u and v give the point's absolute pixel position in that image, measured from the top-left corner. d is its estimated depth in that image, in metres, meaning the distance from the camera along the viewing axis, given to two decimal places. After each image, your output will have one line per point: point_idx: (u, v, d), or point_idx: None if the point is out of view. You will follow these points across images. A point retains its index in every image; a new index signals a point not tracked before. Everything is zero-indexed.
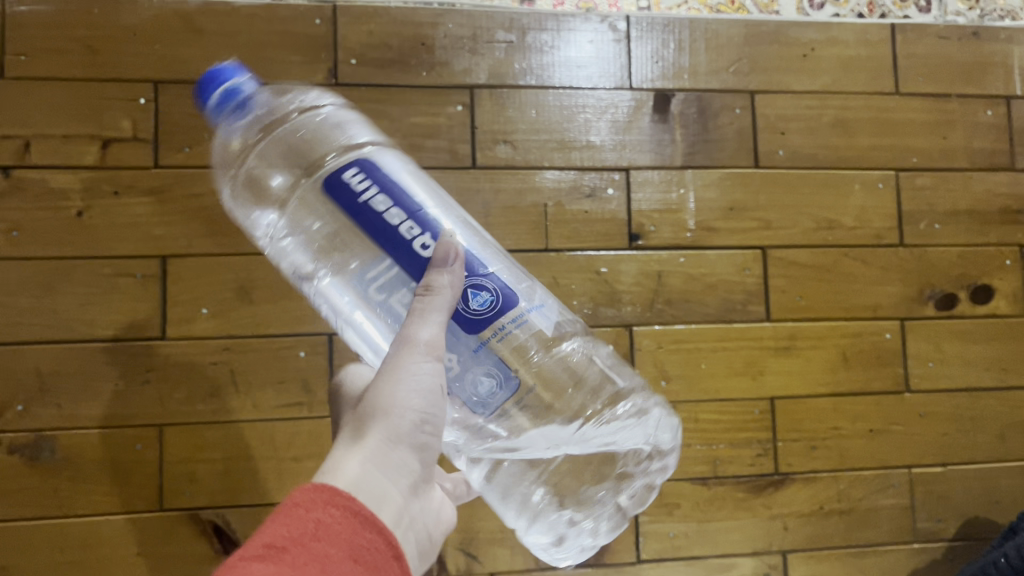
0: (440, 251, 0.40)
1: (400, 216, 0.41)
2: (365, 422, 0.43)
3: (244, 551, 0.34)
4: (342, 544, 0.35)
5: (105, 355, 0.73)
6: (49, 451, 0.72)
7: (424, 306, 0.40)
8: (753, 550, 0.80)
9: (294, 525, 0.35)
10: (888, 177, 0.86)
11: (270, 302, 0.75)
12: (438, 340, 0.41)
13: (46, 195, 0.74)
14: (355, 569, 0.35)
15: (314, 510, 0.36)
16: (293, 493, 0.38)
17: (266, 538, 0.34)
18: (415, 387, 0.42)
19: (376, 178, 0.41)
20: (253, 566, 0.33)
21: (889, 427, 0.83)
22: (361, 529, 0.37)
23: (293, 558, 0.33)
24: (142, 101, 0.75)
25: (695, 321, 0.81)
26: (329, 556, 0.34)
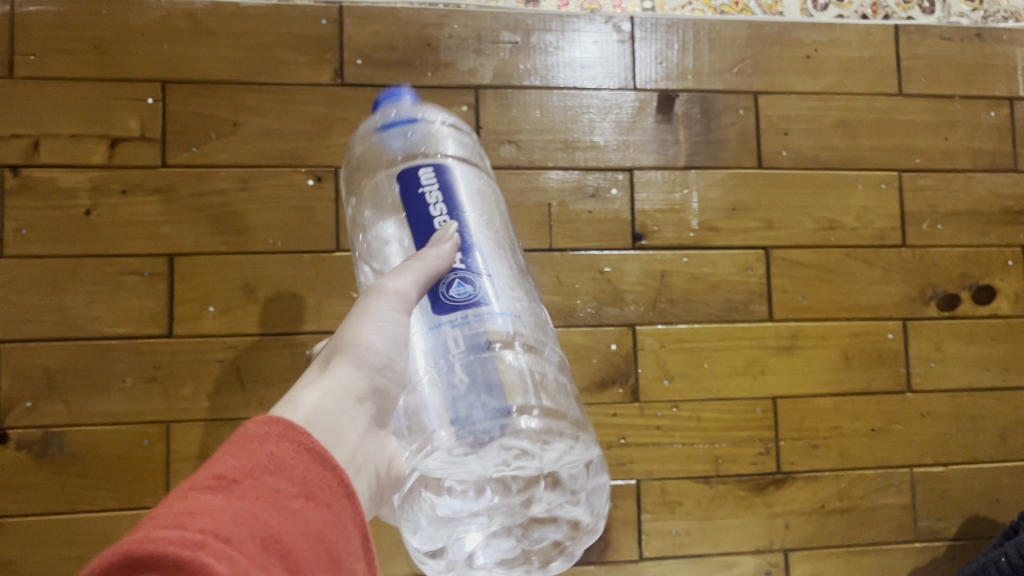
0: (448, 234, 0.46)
1: (442, 212, 0.47)
2: (331, 358, 0.45)
3: (193, 482, 0.32)
4: (294, 479, 0.34)
5: (113, 352, 0.74)
6: (57, 447, 0.73)
7: (409, 263, 0.45)
8: (754, 549, 0.81)
9: (246, 458, 0.33)
10: (890, 177, 0.86)
11: (276, 300, 0.76)
12: (410, 294, 0.46)
13: (54, 193, 0.75)
14: (308, 507, 0.33)
15: (267, 443, 0.35)
16: (245, 425, 0.36)
17: (216, 470, 0.33)
18: (380, 329, 0.46)
19: (440, 177, 0.48)
20: (204, 496, 0.31)
21: (891, 426, 0.84)
22: (315, 465, 0.35)
23: (244, 491, 0.32)
24: (150, 101, 0.76)
25: (698, 320, 0.81)
26: (282, 492, 0.33)
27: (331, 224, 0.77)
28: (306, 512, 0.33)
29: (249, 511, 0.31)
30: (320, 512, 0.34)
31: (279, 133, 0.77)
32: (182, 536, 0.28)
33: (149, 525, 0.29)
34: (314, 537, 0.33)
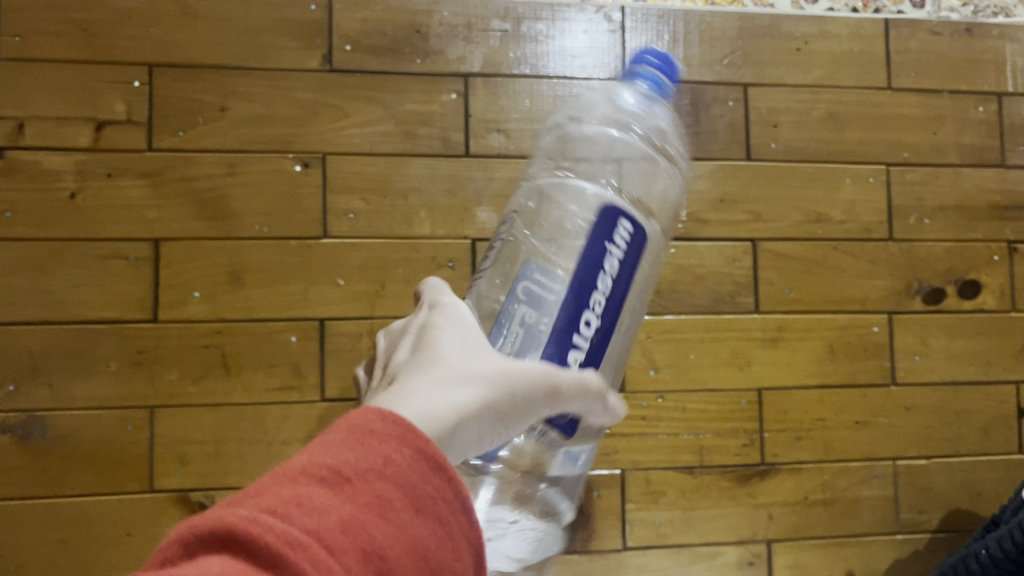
0: (596, 381, 0.44)
1: (603, 288, 0.49)
2: (473, 368, 0.41)
3: (304, 469, 0.30)
4: (406, 485, 0.31)
5: (97, 336, 0.74)
6: (40, 431, 0.73)
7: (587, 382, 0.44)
8: (737, 539, 0.81)
9: (360, 455, 0.31)
10: (878, 171, 0.86)
11: (262, 286, 0.76)
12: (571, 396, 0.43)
13: (40, 176, 0.74)
14: (410, 519, 0.31)
15: (386, 443, 0.32)
16: (365, 413, 0.33)
17: (328, 461, 0.31)
18: (530, 381, 0.42)
19: (628, 255, 0.50)
20: (306, 491, 0.29)
21: (875, 419, 0.84)
22: (428, 476, 0.32)
23: (351, 495, 0.30)
24: (136, 84, 0.76)
25: (684, 311, 0.81)
26: (390, 500, 0.31)
27: (319, 211, 0.77)
28: (410, 526, 0.31)
29: (351, 520, 0.29)
30: (427, 527, 0.31)
31: (267, 119, 0.77)
32: (274, 537, 0.27)
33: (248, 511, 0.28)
34: (416, 554, 0.30)
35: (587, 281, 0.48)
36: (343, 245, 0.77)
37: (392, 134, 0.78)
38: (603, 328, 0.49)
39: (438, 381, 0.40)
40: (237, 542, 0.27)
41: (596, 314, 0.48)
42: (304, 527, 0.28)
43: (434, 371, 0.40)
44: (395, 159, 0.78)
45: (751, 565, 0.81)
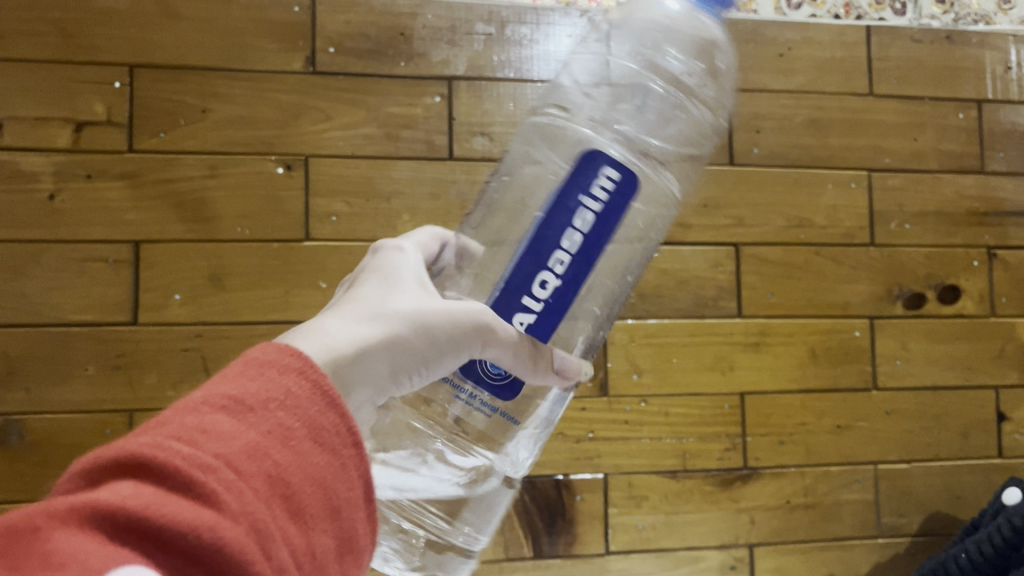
0: (523, 340, 0.46)
1: (568, 247, 0.46)
2: (385, 312, 0.45)
3: (204, 399, 0.31)
4: (304, 419, 0.33)
5: (75, 339, 0.73)
6: (16, 435, 0.72)
7: (519, 339, 0.46)
8: (719, 543, 0.81)
9: (260, 386, 0.32)
10: (860, 176, 0.87)
11: (243, 289, 0.75)
12: (494, 339, 0.45)
13: (17, 178, 0.73)
14: (312, 450, 0.32)
15: (285, 375, 0.33)
16: (265, 347, 0.35)
17: (228, 392, 0.32)
18: (436, 329, 0.45)
19: (606, 203, 0.47)
20: (209, 418, 0.30)
21: (856, 424, 0.84)
22: (325, 409, 0.34)
23: (253, 423, 0.31)
24: (117, 85, 0.75)
25: (668, 315, 0.81)
26: (290, 429, 0.32)
27: (301, 214, 0.76)
28: (310, 456, 0.32)
29: (255, 447, 0.30)
30: (323, 457, 0.33)
31: (249, 121, 0.76)
32: (183, 460, 0.27)
33: (150, 439, 0.28)
34: (316, 483, 0.32)
35: (551, 233, 0.46)
36: (325, 248, 0.76)
37: (375, 137, 0.78)
38: (567, 290, 0.47)
39: (358, 314, 0.45)
40: (144, 470, 0.26)
41: (556, 275, 0.46)
42: (212, 451, 0.28)
43: (351, 310, 0.45)
44: (378, 162, 0.78)
45: (733, 569, 0.82)
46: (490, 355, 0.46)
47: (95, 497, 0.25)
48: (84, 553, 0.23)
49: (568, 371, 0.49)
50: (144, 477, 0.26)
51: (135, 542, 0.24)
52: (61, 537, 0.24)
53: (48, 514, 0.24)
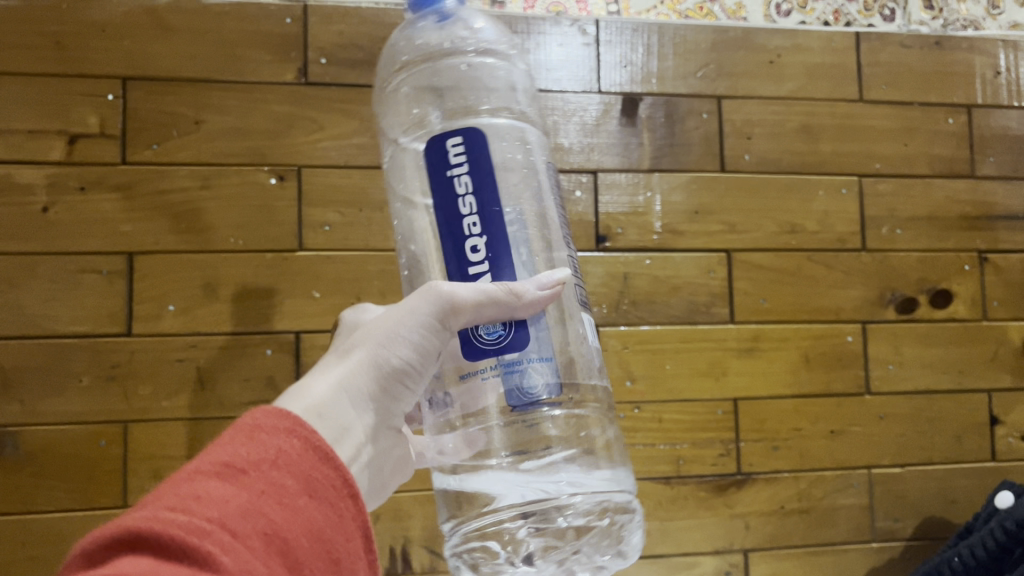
0: (495, 288, 0.41)
1: (470, 207, 0.42)
2: (354, 344, 0.44)
3: (200, 466, 0.33)
4: (298, 475, 0.35)
5: (69, 351, 0.73)
6: (12, 447, 0.72)
7: (491, 288, 0.41)
8: (714, 549, 0.81)
9: (253, 449, 0.34)
10: (851, 182, 0.87)
11: (237, 300, 0.75)
12: (461, 302, 0.41)
13: (11, 190, 0.74)
14: (308, 506, 0.34)
15: (276, 437, 0.35)
16: (254, 411, 0.36)
17: (222, 457, 0.33)
18: (410, 332, 0.43)
19: (475, 154, 0.43)
20: (205, 485, 0.32)
21: (850, 428, 0.85)
22: (317, 464, 0.36)
23: (246, 485, 0.33)
24: (110, 97, 0.75)
25: (660, 322, 0.82)
26: (285, 487, 0.34)
27: (294, 224, 0.77)
28: (306, 511, 0.34)
29: (249, 508, 0.32)
30: (321, 510, 0.35)
31: (242, 131, 0.77)
32: (179, 528, 0.29)
33: (147, 511, 0.30)
34: (313, 537, 0.34)
35: (447, 215, 0.43)
36: (319, 257, 0.77)
37: (367, 146, 0.78)
38: (499, 239, 0.43)
39: (331, 358, 0.44)
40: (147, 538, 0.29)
41: (479, 235, 0.42)
42: (206, 516, 0.30)
43: (325, 358, 0.45)
44: (371, 172, 0.78)
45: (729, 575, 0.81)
46: (467, 317, 0.42)
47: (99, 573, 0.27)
48: None
49: (548, 282, 0.43)
50: (143, 545, 0.29)
51: None
52: None
53: None
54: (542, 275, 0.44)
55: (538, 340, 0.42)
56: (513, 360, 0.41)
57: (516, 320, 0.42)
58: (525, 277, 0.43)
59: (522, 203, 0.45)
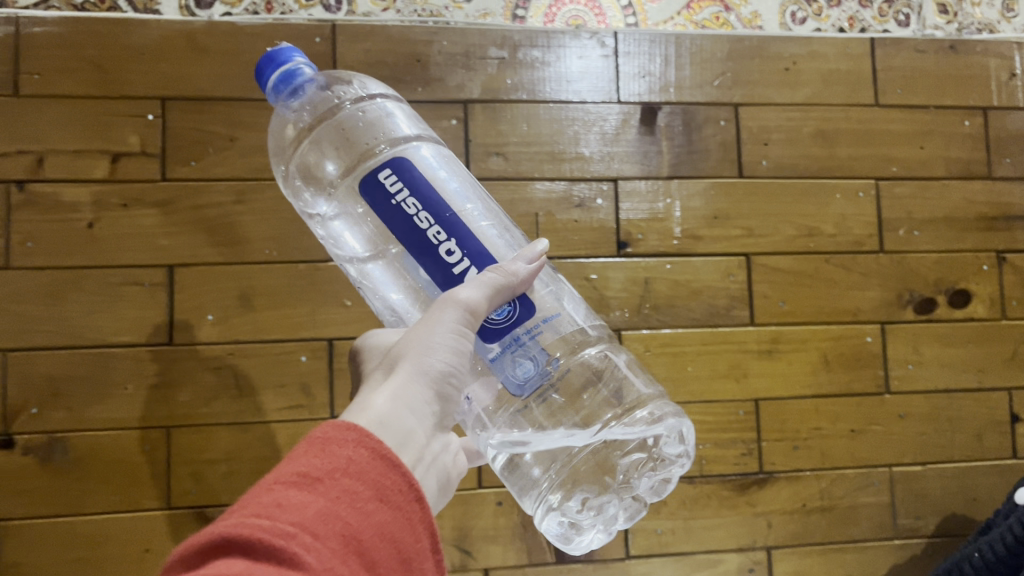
0: (494, 278, 0.45)
1: (429, 221, 0.46)
2: (395, 362, 0.46)
3: (279, 476, 0.36)
4: (369, 482, 0.37)
5: (115, 359, 0.77)
6: (61, 452, 0.76)
7: (494, 282, 0.45)
8: (738, 547, 0.83)
9: (325, 460, 0.37)
10: (868, 185, 0.89)
11: (272, 309, 0.78)
12: (477, 303, 0.44)
13: (58, 208, 0.77)
14: (379, 510, 0.37)
15: (346, 447, 0.38)
16: (323, 425, 0.39)
17: (298, 468, 0.36)
18: (445, 340, 0.45)
19: (408, 177, 0.46)
20: (285, 493, 0.35)
21: (870, 427, 0.86)
22: (385, 470, 0.38)
23: (322, 492, 0.36)
24: (150, 117, 0.79)
25: (681, 325, 0.84)
26: (357, 493, 0.37)
27: None
28: (377, 515, 0.37)
29: (327, 513, 0.35)
30: (391, 514, 0.37)
31: None
32: (266, 533, 0.32)
33: (235, 519, 0.33)
34: (385, 539, 0.36)
35: (411, 239, 0.46)
36: None
37: None
38: (466, 237, 0.46)
39: (374, 378, 0.46)
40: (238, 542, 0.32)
41: (449, 239, 0.46)
42: (288, 521, 0.33)
43: (369, 381, 0.46)
44: None
45: (752, 572, 0.83)
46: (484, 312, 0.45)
47: None
48: None
49: (529, 256, 0.48)
50: (234, 550, 0.32)
51: None
52: None
53: None
54: (520, 255, 0.48)
55: (538, 305, 0.48)
56: (531, 326, 0.47)
57: (517, 298, 0.46)
58: (514, 260, 0.47)
59: (466, 198, 0.49)
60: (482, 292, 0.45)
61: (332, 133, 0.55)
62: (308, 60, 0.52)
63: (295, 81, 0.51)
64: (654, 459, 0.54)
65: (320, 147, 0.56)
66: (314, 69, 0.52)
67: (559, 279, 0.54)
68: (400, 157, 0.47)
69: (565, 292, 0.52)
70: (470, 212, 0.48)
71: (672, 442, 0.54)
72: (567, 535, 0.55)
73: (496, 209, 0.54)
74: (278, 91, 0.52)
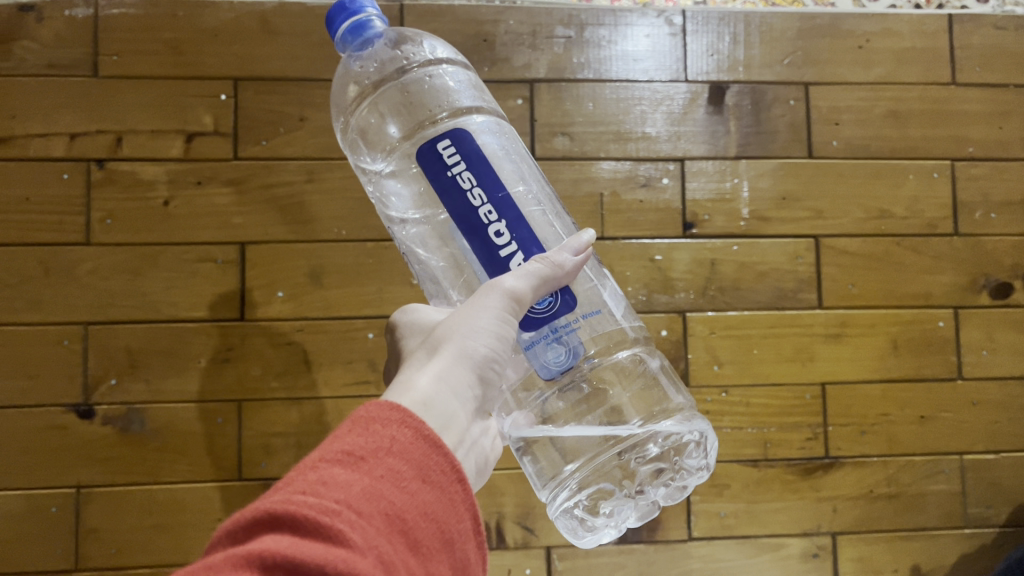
0: (539, 267, 0.46)
1: (481, 198, 0.46)
2: (439, 342, 0.46)
3: (324, 454, 0.37)
4: (412, 462, 0.38)
5: (189, 334, 0.79)
6: (139, 423, 0.78)
7: (538, 271, 0.45)
8: (802, 531, 0.82)
9: (368, 439, 0.38)
10: (943, 166, 0.86)
11: (341, 287, 0.80)
12: (523, 292, 0.45)
13: (136, 186, 0.79)
14: (423, 490, 0.37)
15: (389, 427, 0.39)
16: (367, 405, 0.40)
17: (342, 447, 0.37)
18: (488, 324, 0.46)
19: (467, 151, 0.46)
20: (331, 471, 0.35)
21: (940, 414, 0.84)
22: (428, 451, 0.39)
23: (367, 470, 0.36)
24: (222, 97, 0.80)
25: (748, 308, 0.83)
26: (400, 472, 0.37)
27: None
28: (420, 494, 0.37)
29: (371, 491, 0.35)
30: (434, 494, 0.38)
31: None
32: (311, 509, 0.33)
33: (281, 496, 0.34)
34: (428, 518, 0.37)
35: (461, 212, 0.46)
36: None
37: None
38: (515, 218, 0.46)
39: (417, 358, 0.46)
40: (284, 520, 0.32)
41: (499, 219, 0.46)
42: (334, 498, 0.34)
43: (411, 360, 0.47)
44: None
45: (816, 557, 0.82)
46: (528, 300, 0.45)
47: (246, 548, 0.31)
48: None
49: (576, 248, 0.48)
50: (282, 526, 0.32)
51: None
52: None
53: (211, 563, 0.31)
54: (569, 243, 0.49)
55: (578, 300, 0.48)
56: (570, 320, 0.47)
57: (560, 289, 0.47)
58: (561, 250, 0.47)
59: (520, 181, 0.49)
60: (529, 282, 0.45)
61: (400, 91, 0.56)
62: (381, 13, 0.51)
63: (364, 34, 0.51)
64: (675, 469, 0.55)
65: (382, 107, 0.56)
66: (386, 23, 0.52)
67: (606, 277, 0.53)
68: (460, 129, 0.47)
69: (608, 288, 0.51)
70: (522, 193, 0.48)
71: (695, 454, 0.55)
72: (577, 530, 0.56)
73: (547, 193, 0.54)
74: (347, 42, 0.52)
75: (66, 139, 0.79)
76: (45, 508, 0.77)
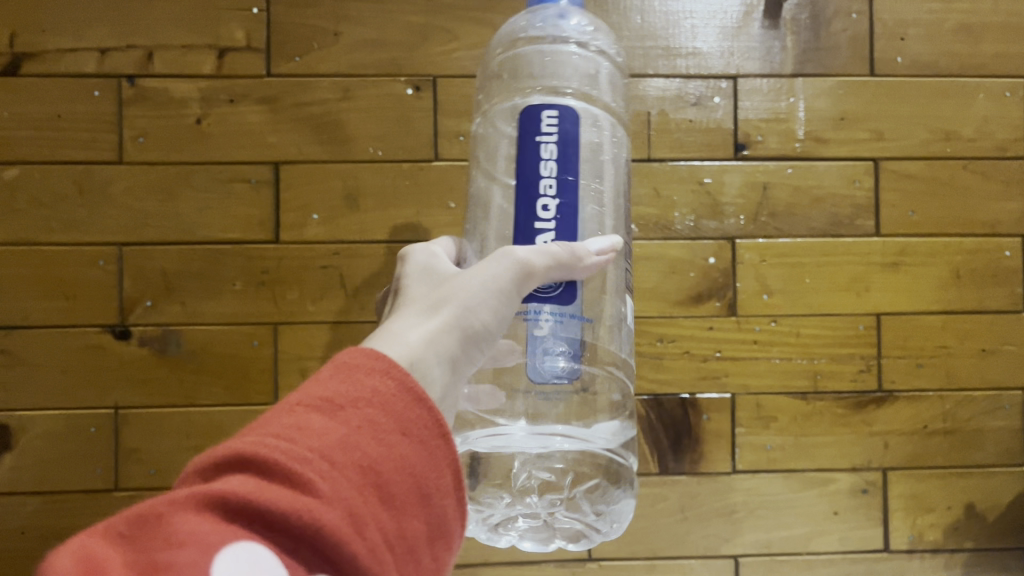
0: (558, 252, 0.47)
1: (550, 172, 0.48)
2: (439, 303, 0.46)
3: (304, 398, 0.35)
4: (393, 414, 0.36)
5: (224, 257, 0.77)
6: (175, 345, 0.77)
7: (554, 253, 0.47)
8: (852, 466, 0.79)
9: (350, 386, 0.36)
10: (1017, 85, 0.81)
11: (376, 210, 0.77)
12: (534, 271, 0.46)
13: (168, 103, 0.77)
14: (403, 444, 0.36)
15: (371, 375, 0.37)
16: (353, 350, 0.38)
17: (323, 392, 0.36)
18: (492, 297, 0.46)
19: (563, 128, 0.49)
20: (307, 417, 0.34)
21: (1003, 347, 0.80)
22: (410, 404, 0.37)
23: (344, 419, 0.35)
24: (255, 11, 0.77)
25: (802, 235, 0.79)
26: (380, 424, 0.35)
27: (429, 134, 0.77)
28: (400, 448, 0.35)
29: (347, 441, 0.34)
30: (414, 448, 0.36)
31: (380, 43, 0.77)
32: (280, 455, 0.32)
33: (253, 438, 0.33)
34: (405, 472, 0.35)
35: (529, 170, 0.49)
36: (454, 167, 0.77)
37: None
38: (569, 205, 0.49)
39: (414, 311, 0.46)
40: (252, 465, 0.32)
41: (551, 195, 0.48)
42: (307, 447, 0.33)
43: (407, 310, 0.46)
44: None
45: (866, 493, 0.80)
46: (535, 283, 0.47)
47: (208, 488, 0.30)
48: (202, 533, 0.29)
49: (602, 248, 0.50)
50: (249, 471, 0.31)
51: (244, 523, 0.30)
52: (182, 520, 0.29)
53: (172, 499, 0.30)
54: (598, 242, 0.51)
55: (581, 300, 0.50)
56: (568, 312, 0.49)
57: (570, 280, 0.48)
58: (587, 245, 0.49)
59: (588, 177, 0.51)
60: (541, 265, 0.46)
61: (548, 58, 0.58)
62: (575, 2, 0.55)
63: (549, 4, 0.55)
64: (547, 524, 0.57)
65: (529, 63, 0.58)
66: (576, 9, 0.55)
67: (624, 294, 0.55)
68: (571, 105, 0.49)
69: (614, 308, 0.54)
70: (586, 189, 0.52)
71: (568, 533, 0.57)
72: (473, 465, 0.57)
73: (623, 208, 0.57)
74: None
75: (97, 55, 0.77)
76: (84, 427, 0.77)
